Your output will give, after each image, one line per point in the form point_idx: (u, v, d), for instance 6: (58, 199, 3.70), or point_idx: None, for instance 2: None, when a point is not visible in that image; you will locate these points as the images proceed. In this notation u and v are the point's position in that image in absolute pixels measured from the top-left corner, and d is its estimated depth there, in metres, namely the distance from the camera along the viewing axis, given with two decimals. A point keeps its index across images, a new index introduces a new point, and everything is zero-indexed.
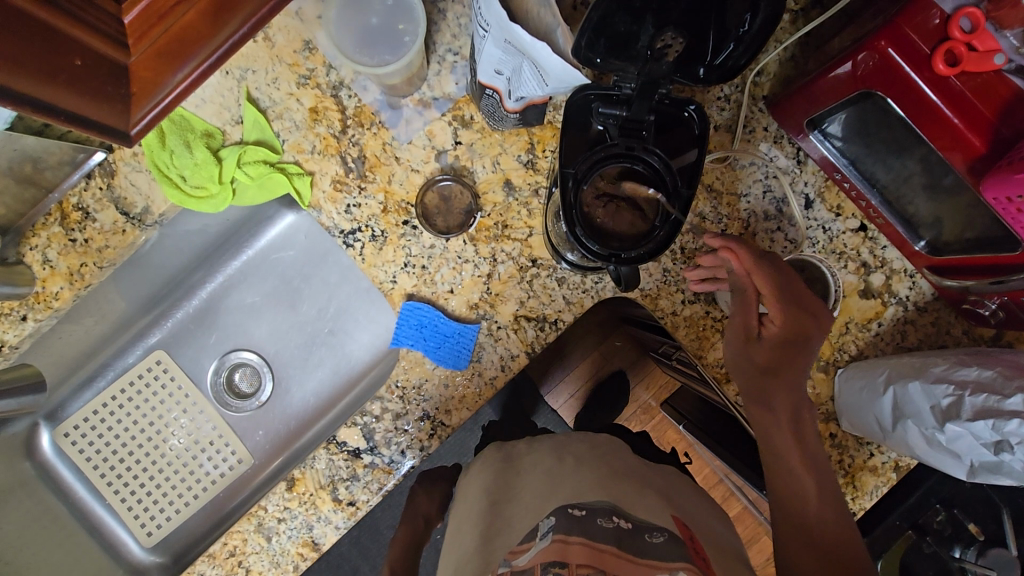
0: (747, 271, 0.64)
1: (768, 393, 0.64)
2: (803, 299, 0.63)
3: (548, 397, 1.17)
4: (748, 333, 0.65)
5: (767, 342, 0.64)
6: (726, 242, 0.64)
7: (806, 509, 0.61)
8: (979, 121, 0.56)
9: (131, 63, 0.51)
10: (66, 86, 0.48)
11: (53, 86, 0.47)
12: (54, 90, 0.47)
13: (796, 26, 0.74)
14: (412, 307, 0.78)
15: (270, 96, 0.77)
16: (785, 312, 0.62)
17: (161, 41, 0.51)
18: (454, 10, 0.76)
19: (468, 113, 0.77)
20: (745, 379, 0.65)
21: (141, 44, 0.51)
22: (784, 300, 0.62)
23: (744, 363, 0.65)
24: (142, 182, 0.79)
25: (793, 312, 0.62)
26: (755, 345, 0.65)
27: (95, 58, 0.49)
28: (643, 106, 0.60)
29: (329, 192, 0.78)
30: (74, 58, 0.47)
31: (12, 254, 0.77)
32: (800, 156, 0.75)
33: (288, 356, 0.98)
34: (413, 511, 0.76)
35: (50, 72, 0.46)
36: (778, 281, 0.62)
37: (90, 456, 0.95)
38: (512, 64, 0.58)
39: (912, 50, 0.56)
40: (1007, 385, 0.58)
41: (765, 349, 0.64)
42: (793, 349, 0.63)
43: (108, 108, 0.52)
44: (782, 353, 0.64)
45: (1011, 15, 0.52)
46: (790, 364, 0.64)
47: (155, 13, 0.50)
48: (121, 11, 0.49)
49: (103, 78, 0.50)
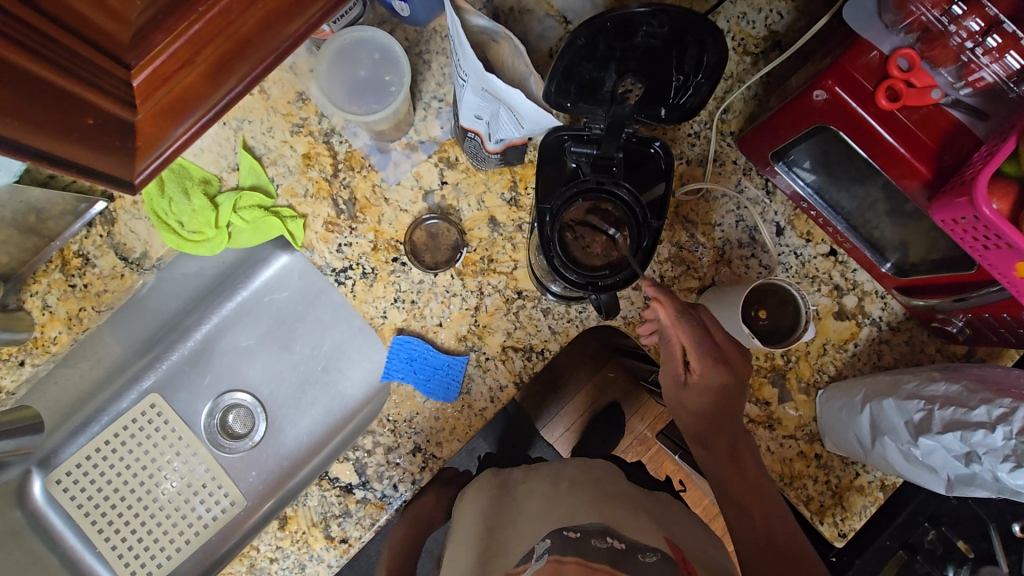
0: (672, 324, 0.65)
1: (707, 437, 0.69)
2: (727, 353, 0.66)
3: (545, 431, 1.16)
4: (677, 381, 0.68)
5: (695, 391, 0.67)
6: (657, 295, 0.64)
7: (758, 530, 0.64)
8: (924, 151, 0.60)
9: (138, 120, 0.53)
10: (83, 144, 0.51)
11: (70, 144, 0.50)
12: (69, 146, 0.50)
13: (757, 67, 0.78)
14: (403, 341, 0.81)
15: (265, 144, 0.82)
16: (705, 364, 0.64)
17: (165, 100, 0.53)
18: (438, 61, 0.81)
19: (453, 155, 0.82)
20: (685, 421, 0.70)
21: (146, 104, 0.52)
22: (705, 360, 0.64)
23: (679, 407, 0.69)
24: (141, 229, 0.82)
25: (712, 365, 0.64)
26: (685, 391, 0.68)
27: (109, 119, 0.51)
28: (612, 145, 0.64)
29: (321, 233, 0.82)
30: (87, 118, 0.50)
31: (12, 301, 0.79)
32: (769, 186, 0.80)
33: (283, 396, 0.99)
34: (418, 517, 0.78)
35: (64, 130, 0.49)
36: (697, 336, 0.64)
37: (81, 504, 0.94)
38: (490, 109, 0.62)
39: (857, 88, 0.60)
40: (972, 398, 0.61)
41: (693, 397, 0.67)
42: (714, 398, 0.66)
43: (114, 159, 0.54)
44: (710, 400, 0.66)
45: (943, 54, 0.56)
46: (718, 414, 0.67)
47: (160, 76, 0.51)
48: (130, 76, 0.50)
49: (112, 135, 0.52)
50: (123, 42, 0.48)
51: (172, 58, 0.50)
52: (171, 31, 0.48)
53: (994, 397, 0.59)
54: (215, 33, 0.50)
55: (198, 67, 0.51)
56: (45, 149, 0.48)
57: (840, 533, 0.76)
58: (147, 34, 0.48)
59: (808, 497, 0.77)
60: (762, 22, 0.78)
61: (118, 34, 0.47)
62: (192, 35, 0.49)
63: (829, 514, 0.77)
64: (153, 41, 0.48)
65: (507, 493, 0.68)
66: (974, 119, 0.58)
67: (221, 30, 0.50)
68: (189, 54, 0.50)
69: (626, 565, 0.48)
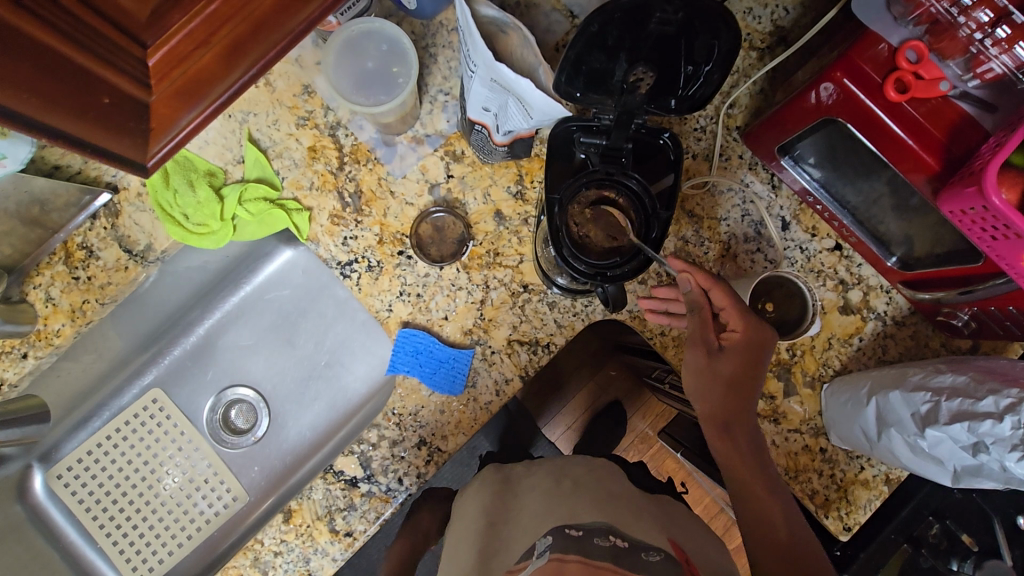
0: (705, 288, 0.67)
1: (733, 423, 0.66)
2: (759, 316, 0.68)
3: (547, 429, 1.15)
4: (710, 348, 0.67)
5: (731, 356, 0.66)
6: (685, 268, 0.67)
7: (773, 532, 0.62)
8: (933, 143, 0.60)
9: (153, 101, 0.53)
10: (98, 124, 0.50)
11: (86, 123, 0.49)
12: (84, 125, 0.49)
13: (763, 62, 0.79)
14: (408, 334, 0.81)
15: (271, 136, 0.81)
16: (746, 319, 0.66)
17: (181, 81, 0.52)
18: (444, 55, 0.82)
19: (459, 149, 0.82)
20: (711, 402, 0.67)
21: (162, 84, 0.52)
22: (746, 313, 0.66)
23: (708, 380, 0.67)
24: (145, 221, 0.81)
25: (753, 323, 0.66)
26: (719, 358, 0.66)
27: (124, 99, 0.51)
28: (621, 136, 0.65)
29: (327, 226, 0.81)
30: (103, 97, 0.49)
31: (15, 293, 0.79)
32: (774, 181, 0.80)
33: (285, 391, 0.99)
34: (413, 526, 0.74)
35: (84, 109, 0.49)
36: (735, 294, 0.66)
37: (82, 499, 0.94)
38: (498, 101, 0.62)
39: (864, 79, 0.61)
40: (979, 389, 0.61)
41: (729, 360, 0.66)
42: (755, 359, 0.66)
43: (128, 140, 0.54)
44: (744, 364, 0.66)
45: (952, 46, 0.56)
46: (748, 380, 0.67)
47: (177, 55, 0.50)
48: (147, 55, 0.49)
49: (126, 116, 0.52)
50: (142, 22, 0.48)
51: (187, 39, 0.49)
52: (189, 10, 0.48)
53: (1001, 388, 0.60)
54: (231, 15, 0.49)
55: (213, 49, 0.50)
56: (61, 128, 0.48)
57: (845, 527, 0.76)
58: (166, 12, 0.47)
59: (813, 491, 0.77)
60: (768, 17, 0.78)
61: (137, 15, 0.47)
62: (209, 16, 0.48)
63: (834, 508, 0.77)
64: (170, 20, 0.48)
65: (510, 488, 0.68)
66: (983, 112, 0.58)
67: (237, 12, 0.49)
68: (205, 35, 0.49)
69: (629, 564, 0.47)
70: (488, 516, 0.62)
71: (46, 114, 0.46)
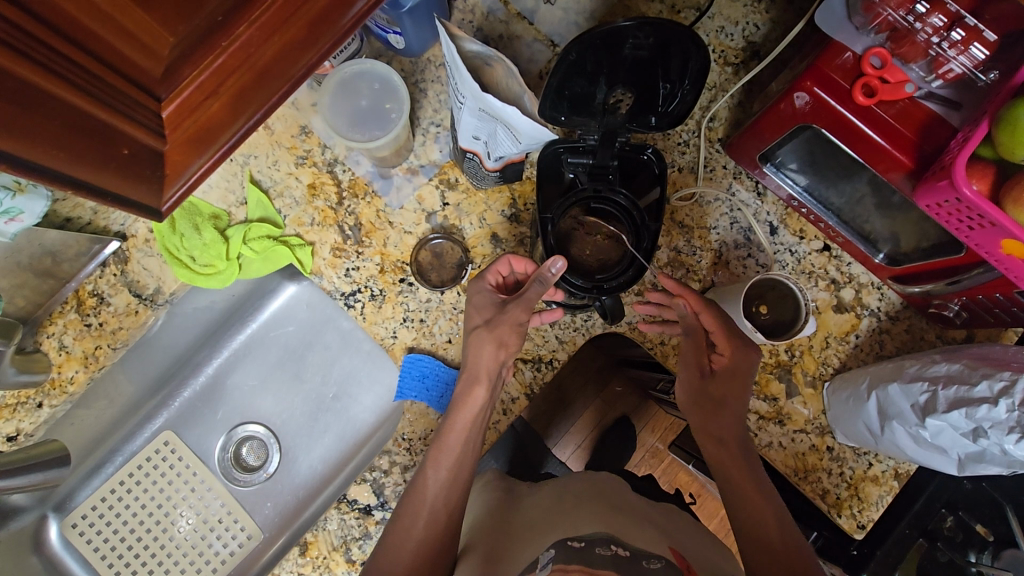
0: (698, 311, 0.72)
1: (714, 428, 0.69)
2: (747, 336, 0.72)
3: (555, 449, 1.10)
4: (702, 372, 0.73)
5: (720, 377, 0.72)
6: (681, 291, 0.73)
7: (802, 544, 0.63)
8: (904, 142, 0.63)
9: (167, 149, 0.55)
10: (119, 173, 0.52)
11: (109, 174, 0.51)
12: (109, 176, 0.52)
13: (739, 76, 0.82)
14: (414, 358, 0.82)
15: (271, 176, 0.84)
16: (733, 345, 0.70)
17: (191, 130, 0.54)
18: (433, 89, 0.85)
19: (453, 176, 0.85)
20: (702, 416, 0.72)
21: (175, 133, 0.54)
22: (735, 338, 0.71)
23: (701, 398, 0.73)
24: (154, 266, 0.84)
25: (741, 345, 0.71)
26: (710, 381, 0.72)
27: (142, 149, 0.53)
28: (607, 153, 0.68)
29: (329, 259, 0.84)
30: (123, 148, 0.51)
31: (30, 343, 0.80)
32: (759, 188, 0.82)
33: (294, 426, 1.00)
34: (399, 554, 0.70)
35: (102, 161, 0.51)
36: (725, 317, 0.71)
37: (98, 547, 0.94)
38: (487, 129, 0.65)
39: (834, 87, 0.63)
40: (973, 374, 0.62)
41: (720, 384, 0.71)
42: (742, 381, 0.71)
43: (145, 187, 0.55)
44: (733, 386, 0.71)
45: (913, 50, 0.60)
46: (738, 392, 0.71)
47: (188, 106, 0.53)
48: (161, 107, 0.52)
49: (144, 164, 0.54)
50: (156, 77, 0.51)
51: (197, 90, 0.52)
52: (197, 64, 0.51)
53: (995, 372, 0.61)
54: (236, 67, 0.52)
55: (221, 98, 0.53)
56: (87, 180, 0.50)
57: (859, 525, 0.77)
58: (177, 67, 0.51)
59: (824, 490, 0.78)
60: (740, 34, 0.82)
61: (151, 71, 0.51)
62: (215, 69, 0.51)
63: (846, 506, 0.77)
64: (181, 75, 0.51)
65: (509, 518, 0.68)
66: (950, 110, 0.61)
67: (242, 63, 0.52)
68: (213, 87, 0.52)
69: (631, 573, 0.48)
70: (486, 551, 0.62)
71: (77, 169, 0.49)
